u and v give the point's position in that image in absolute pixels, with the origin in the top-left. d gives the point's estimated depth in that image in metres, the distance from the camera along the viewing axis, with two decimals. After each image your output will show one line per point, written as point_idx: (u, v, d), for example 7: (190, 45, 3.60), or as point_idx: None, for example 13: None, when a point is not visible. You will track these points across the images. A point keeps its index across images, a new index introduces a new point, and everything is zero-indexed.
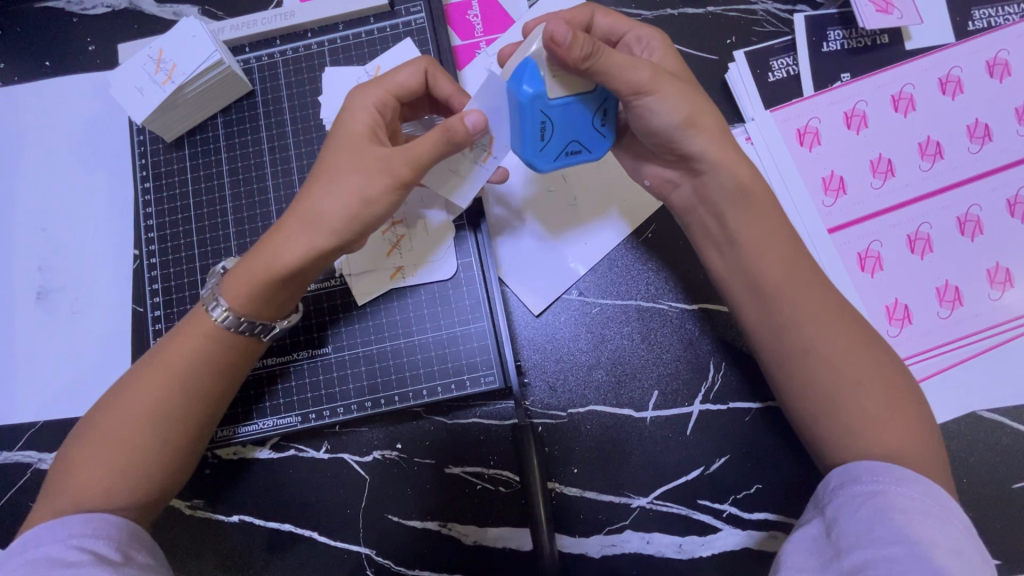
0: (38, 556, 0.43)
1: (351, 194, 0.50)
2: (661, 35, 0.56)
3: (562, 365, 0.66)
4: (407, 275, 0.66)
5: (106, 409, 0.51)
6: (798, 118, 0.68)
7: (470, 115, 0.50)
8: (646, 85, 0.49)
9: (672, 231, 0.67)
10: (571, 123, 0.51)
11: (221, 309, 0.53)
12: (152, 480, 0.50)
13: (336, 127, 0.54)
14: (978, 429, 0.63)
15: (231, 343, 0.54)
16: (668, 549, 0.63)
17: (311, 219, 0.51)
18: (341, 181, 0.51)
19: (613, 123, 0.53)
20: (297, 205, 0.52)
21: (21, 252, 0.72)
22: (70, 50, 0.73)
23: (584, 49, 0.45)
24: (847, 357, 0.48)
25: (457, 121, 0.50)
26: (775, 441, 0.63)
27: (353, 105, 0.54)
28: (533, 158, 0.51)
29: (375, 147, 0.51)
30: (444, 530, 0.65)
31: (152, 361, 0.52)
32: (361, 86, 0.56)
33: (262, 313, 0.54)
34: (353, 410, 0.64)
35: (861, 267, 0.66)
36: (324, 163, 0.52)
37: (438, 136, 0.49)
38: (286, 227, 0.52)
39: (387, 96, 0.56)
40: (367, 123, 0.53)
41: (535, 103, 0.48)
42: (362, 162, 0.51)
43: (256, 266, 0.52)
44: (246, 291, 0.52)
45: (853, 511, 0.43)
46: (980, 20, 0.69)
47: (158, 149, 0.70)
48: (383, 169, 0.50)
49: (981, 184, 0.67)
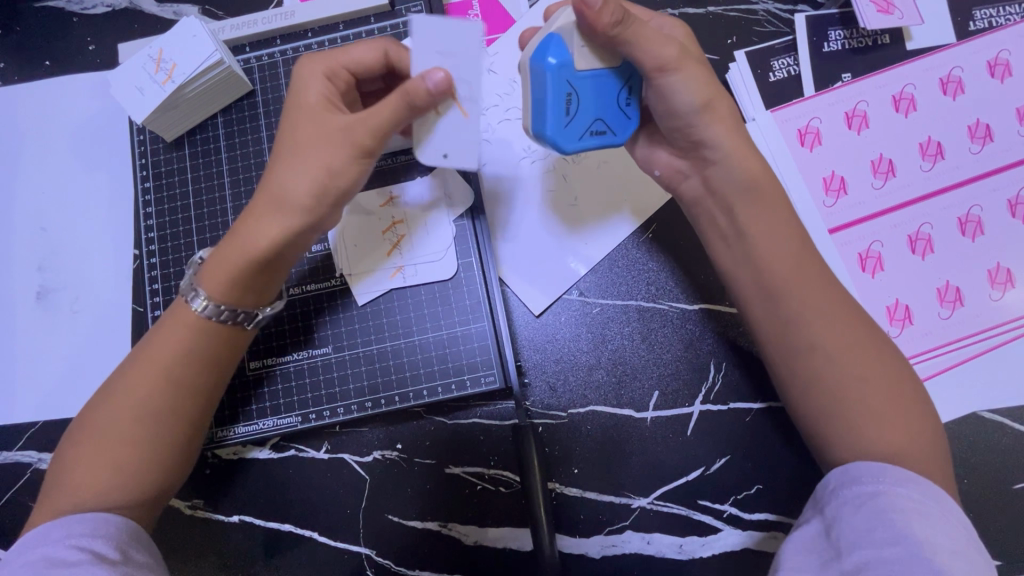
0: (37, 556, 0.43)
1: (314, 168, 0.50)
2: (682, 27, 0.56)
3: (562, 365, 0.66)
4: (407, 273, 0.66)
5: (100, 407, 0.51)
6: (800, 118, 0.68)
7: (434, 76, 0.46)
8: (671, 62, 0.49)
9: (673, 230, 0.67)
10: (596, 98, 0.51)
11: (201, 300, 0.52)
12: (150, 481, 0.50)
13: (291, 103, 0.53)
14: (978, 430, 0.63)
15: (221, 334, 0.53)
16: (668, 549, 0.63)
17: (280, 199, 0.50)
18: (303, 156, 0.50)
19: (638, 105, 0.53)
20: (264, 185, 0.52)
21: (21, 251, 0.72)
22: (70, 50, 0.73)
23: (614, 15, 0.46)
24: (849, 358, 0.48)
25: (417, 83, 0.46)
26: (775, 442, 0.63)
27: (305, 78, 0.54)
28: (558, 134, 0.50)
29: (334, 121, 0.51)
30: (444, 530, 0.65)
31: (142, 357, 0.52)
32: (310, 59, 0.55)
33: (242, 301, 0.53)
34: (353, 410, 0.65)
35: (862, 268, 0.66)
36: (286, 142, 0.52)
37: (396, 100, 0.47)
38: (257, 209, 0.51)
39: (336, 68, 0.55)
40: (321, 95, 0.53)
41: (562, 75, 0.49)
42: (323, 136, 0.50)
43: (230, 250, 0.51)
44: (229, 280, 0.51)
45: (854, 511, 0.43)
46: (982, 20, 0.69)
47: (158, 149, 0.70)
48: (344, 138, 0.50)
49: (982, 185, 0.67)
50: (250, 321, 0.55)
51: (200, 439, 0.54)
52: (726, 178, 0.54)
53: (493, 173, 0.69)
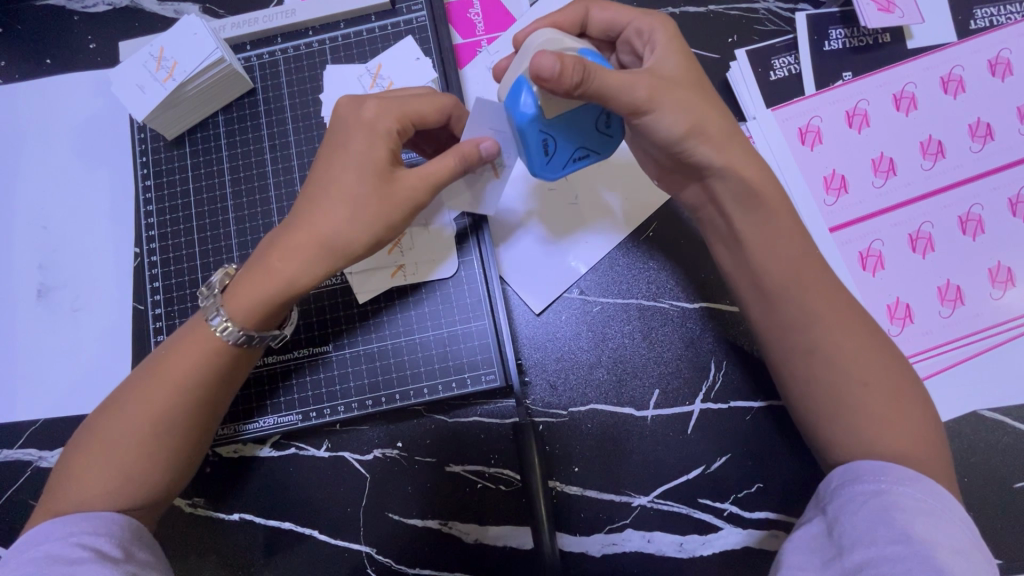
0: (38, 554, 0.43)
1: (372, 222, 0.50)
2: (663, 26, 0.54)
3: (563, 364, 0.66)
4: (408, 273, 0.66)
5: (107, 414, 0.51)
6: (800, 117, 0.68)
7: (486, 143, 0.53)
8: (642, 104, 0.48)
9: (673, 229, 0.67)
10: (575, 133, 0.51)
11: (222, 321, 0.52)
12: (160, 488, 0.50)
13: (352, 146, 0.51)
14: (979, 428, 0.63)
15: (240, 356, 0.53)
16: (669, 548, 0.63)
17: (331, 245, 0.50)
18: (360, 208, 0.50)
19: (618, 123, 0.52)
20: (305, 220, 0.51)
21: (21, 250, 0.72)
22: (71, 48, 0.73)
23: (575, 76, 0.43)
24: (849, 356, 0.48)
25: (470, 147, 0.52)
26: (776, 441, 0.63)
27: (373, 126, 0.52)
28: (543, 171, 0.52)
29: (402, 182, 0.51)
30: (445, 529, 0.64)
31: (153, 368, 0.52)
32: (377, 102, 0.53)
33: (269, 326, 0.54)
34: (354, 409, 0.64)
35: (862, 266, 0.66)
36: (338, 189, 0.51)
37: (455, 160, 0.51)
38: (297, 247, 0.50)
39: (406, 122, 0.53)
40: (390, 152, 0.52)
41: (536, 125, 0.49)
42: (386, 193, 0.51)
43: (263, 285, 0.51)
44: (261, 311, 0.51)
45: (855, 510, 0.43)
46: (983, 18, 0.69)
47: (159, 147, 0.70)
48: (407, 199, 0.51)
49: (983, 184, 0.67)
50: (275, 341, 0.57)
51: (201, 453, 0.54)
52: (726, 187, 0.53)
53: None
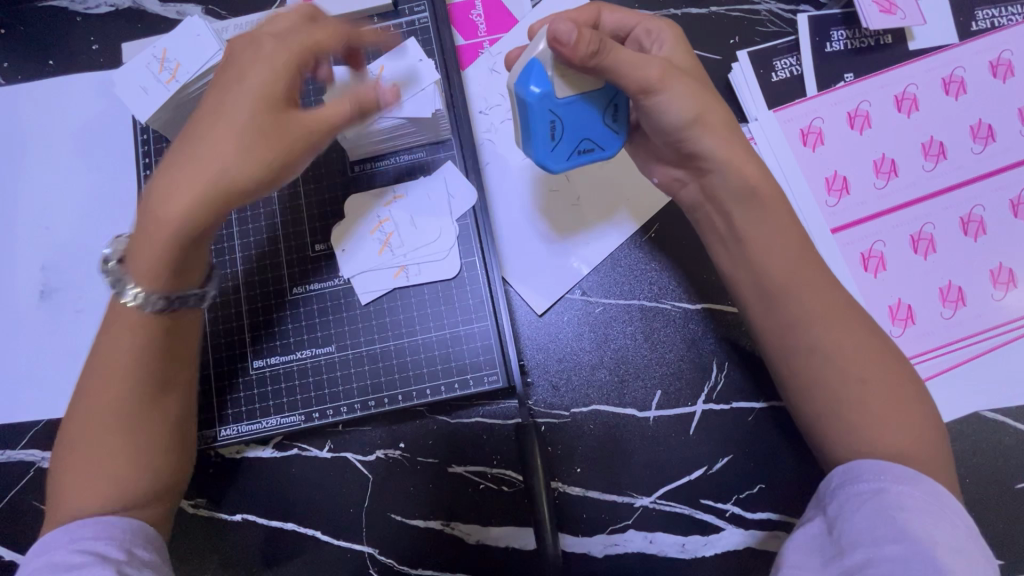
0: (43, 563, 0.44)
1: (266, 157, 0.48)
2: (672, 29, 0.55)
3: (565, 365, 0.66)
4: (411, 273, 0.66)
5: (75, 420, 0.51)
6: (802, 118, 0.68)
7: (383, 89, 0.51)
8: (655, 83, 0.50)
9: (676, 230, 0.67)
10: (579, 121, 0.52)
11: (135, 290, 0.49)
12: (167, 467, 0.52)
13: (247, 81, 0.49)
14: (980, 429, 0.63)
15: (167, 328, 0.51)
16: (671, 548, 0.63)
17: (221, 182, 0.47)
18: (254, 142, 0.48)
19: (623, 118, 0.54)
20: (192, 156, 0.47)
21: (25, 250, 0.72)
22: (73, 49, 0.73)
23: (590, 46, 0.46)
24: (853, 357, 0.48)
25: (369, 91, 0.51)
26: (778, 440, 0.63)
27: (268, 58, 0.50)
28: (545, 157, 0.53)
29: (296, 118, 0.49)
30: (447, 529, 0.65)
31: (100, 357, 0.51)
32: (274, 39, 0.51)
33: (166, 284, 0.49)
34: (357, 410, 0.65)
35: (864, 267, 0.66)
36: (227, 121, 0.48)
37: (349, 105, 0.51)
38: (184, 191, 0.46)
39: (306, 54, 0.52)
40: (285, 87, 0.50)
41: (545, 104, 0.50)
42: (281, 129, 0.49)
43: (151, 234, 0.47)
44: (158, 263, 0.48)
45: (856, 510, 0.43)
46: (984, 20, 0.69)
47: (162, 148, 0.70)
48: (303, 140, 0.50)
49: (985, 184, 0.67)
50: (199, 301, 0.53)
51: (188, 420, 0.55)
52: (722, 187, 0.53)
53: (495, 172, 0.70)
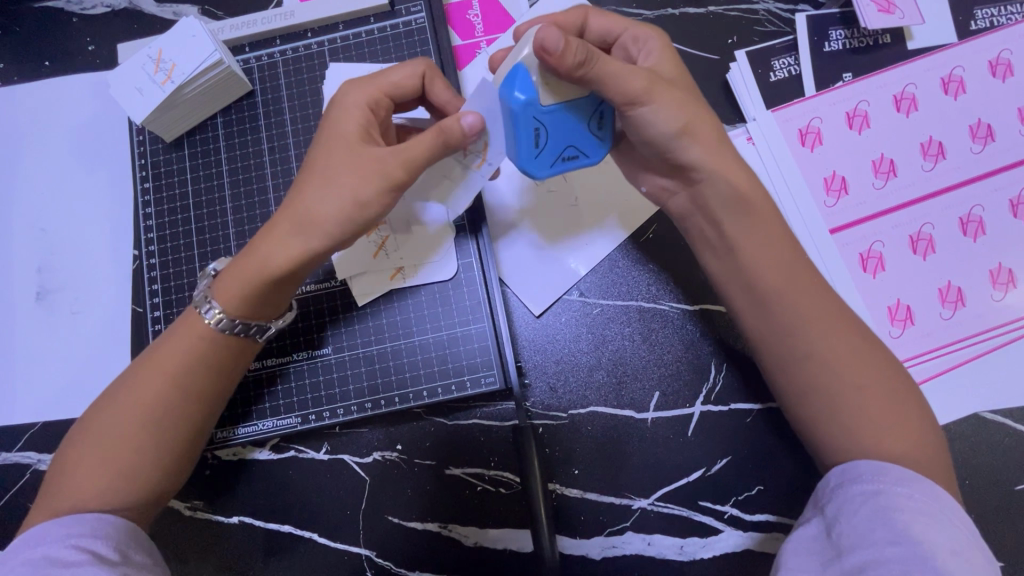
0: (37, 555, 0.43)
1: (345, 194, 0.49)
2: (659, 37, 0.55)
3: (563, 366, 0.66)
4: (407, 275, 0.66)
5: (100, 410, 0.51)
6: (800, 118, 0.68)
7: (468, 118, 0.49)
8: (640, 94, 0.48)
9: (674, 231, 0.67)
10: (564, 130, 0.49)
11: (215, 312, 0.52)
12: (154, 482, 0.50)
13: (328, 125, 0.53)
14: (979, 430, 0.63)
15: (221, 343, 0.53)
16: (669, 551, 0.63)
17: (304, 221, 0.50)
18: (336, 181, 0.49)
19: (607, 127, 0.52)
20: (289, 203, 0.51)
21: (21, 251, 0.72)
22: (69, 50, 0.73)
23: (576, 56, 0.43)
24: (851, 359, 0.48)
25: (452, 122, 0.49)
26: (776, 442, 0.63)
27: (348, 103, 0.53)
28: (530, 164, 0.49)
29: (370, 149, 0.50)
30: (444, 531, 0.64)
31: (153, 354, 0.53)
32: (354, 83, 0.55)
33: (257, 315, 0.54)
34: (353, 411, 0.64)
35: (863, 268, 0.66)
36: (315, 163, 0.51)
37: (433, 138, 0.48)
38: (277, 228, 0.51)
39: (380, 95, 0.55)
40: (361, 125, 0.52)
41: (529, 112, 0.47)
42: (355, 162, 0.50)
43: (245, 267, 0.51)
44: (240, 294, 0.51)
45: (854, 511, 0.43)
46: (983, 19, 0.69)
47: (158, 149, 0.70)
48: (377, 168, 0.49)
49: (984, 184, 0.67)
50: (260, 334, 0.56)
51: (200, 439, 0.54)
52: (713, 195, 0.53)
53: None
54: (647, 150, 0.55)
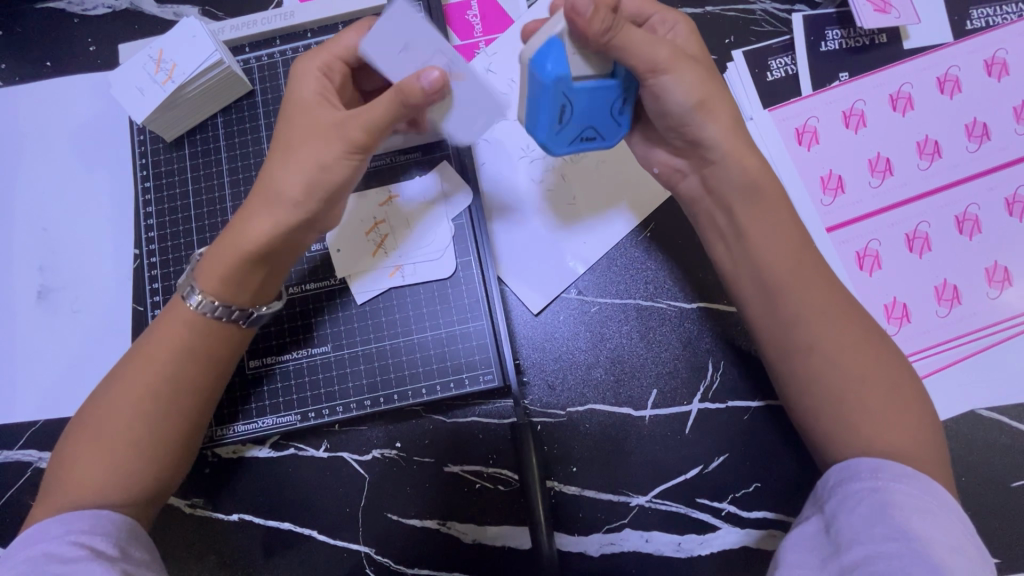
0: (36, 552, 0.44)
1: (311, 165, 0.50)
2: (687, 22, 0.56)
3: (562, 364, 0.66)
4: (406, 272, 0.66)
5: (95, 408, 0.51)
6: (797, 117, 0.69)
7: (428, 73, 0.47)
8: (663, 63, 0.49)
9: (673, 229, 0.67)
10: (589, 108, 0.50)
11: (197, 296, 0.53)
12: (153, 479, 0.51)
13: (289, 98, 0.54)
14: (976, 427, 0.63)
15: (210, 332, 0.54)
16: (667, 548, 0.63)
17: (272, 193, 0.51)
18: (301, 153, 0.51)
19: (630, 110, 0.53)
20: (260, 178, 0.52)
21: (22, 251, 0.72)
22: (71, 51, 0.73)
23: (604, 24, 0.45)
24: (849, 358, 0.48)
25: (411, 81, 0.47)
26: (774, 439, 0.63)
27: (303, 73, 0.55)
28: (549, 139, 0.51)
29: (328, 117, 0.52)
30: (443, 528, 0.65)
31: (144, 350, 0.53)
32: (308, 54, 0.56)
33: (241, 297, 0.53)
34: (353, 409, 0.65)
35: (860, 266, 0.66)
36: (281, 137, 0.53)
37: (390, 97, 0.48)
38: (251, 203, 0.52)
39: (332, 60, 0.56)
40: (316, 94, 0.53)
41: (559, 87, 0.47)
42: (315, 132, 0.51)
43: (222, 242, 0.53)
44: (222, 276, 0.52)
45: (853, 508, 0.43)
46: (979, 19, 0.69)
47: (158, 149, 0.70)
48: (336, 134, 0.50)
49: (980, 183, 0.67)
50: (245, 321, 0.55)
51: (195, 435, 0.54)
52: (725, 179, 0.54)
53: (491, 174, 0.69)
54: (664, 124, 0.55)
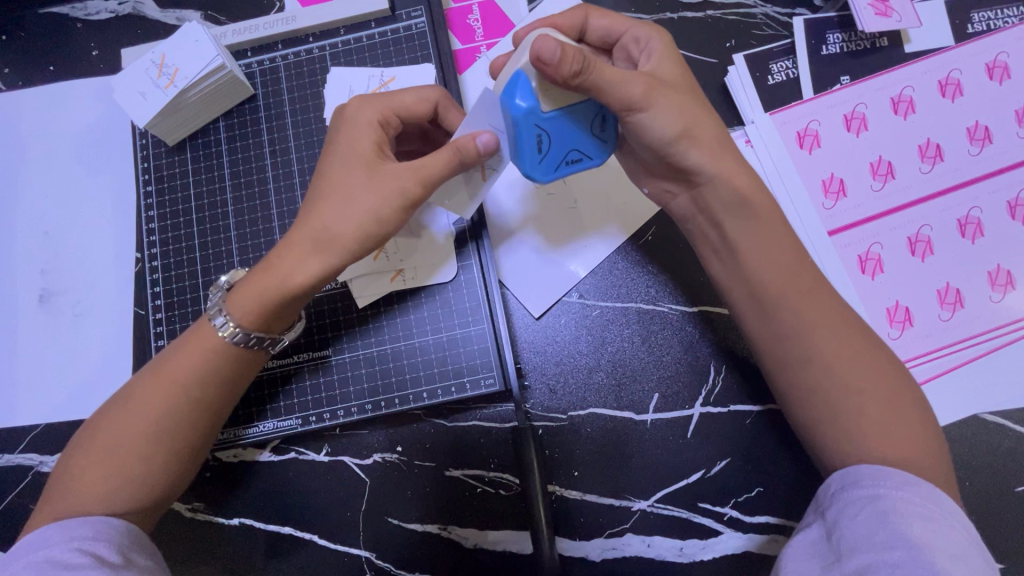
0: (39, 558, 0.44)
1: (365, 213, 0.50)
2: (659, 36, 0.54)
3: (563, 367, 0.66)
4: (408, 277, 0.66)
5: (107, 415, 0.51)
6: (798, 120, 0.69)
7: (483, 136, 0.50)
8: (638, 100, 0.47)
9: (673, 233, 0.67)
10: (567, 134, 0.49)
11: (229, 325, 0.52)
12: (155, 486, 0.50)
13: (340, 143, 0.53)
14: (980, 432, 0.63)
15: (239, 359, 0.54)
16: (669, 552, 0.63)
17: (323, 238, 0.50)
18: (355, 200, 0.50)
19: (612, 130, 0.51)
20: (305, 219, 0.51)
21: (23, 254, 0.72)
22: (73, 55, 0.74)
23: (574, 65, 0.42)
24: (850, 362, 0.48)
25: (467, 139, 0.50)
26: (776, 443, 0.63)
27: (358, 120, 0.54)
28: (533, 170, 0.49)
29: (388, 169, 0.51)
30: (444, 533, 0.64)
31: (161, 363, 0.53)
32: (361, 99, 0.55)
33: (269, 328, 0.54)
34: (353, 413, 0.65)
35: (861, 270, 0.66)
36: (330, 180, 0.52)
37: (449, 155, 0.49)
38: (294, 243, 0.51)
39: (389, 114, 0.55)
40: (374, 146, 0.52)
41: (531, 118, 0.47)
42: (374, 183, 0.50)
43: (264, 279, 0.51)
44: (255, 309, 0.51)
45: (855, 516, 0.43)
46: (980, 22, 0.69)
47: (161, 153, 0.71)
48: (397, 189, 0.50)
49: (982, 186, 0.67)
50: (273, 346, 0.57)
51: (202, 446, 0.54)
52: (714, 198, 0.53)
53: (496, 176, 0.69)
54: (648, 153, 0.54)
